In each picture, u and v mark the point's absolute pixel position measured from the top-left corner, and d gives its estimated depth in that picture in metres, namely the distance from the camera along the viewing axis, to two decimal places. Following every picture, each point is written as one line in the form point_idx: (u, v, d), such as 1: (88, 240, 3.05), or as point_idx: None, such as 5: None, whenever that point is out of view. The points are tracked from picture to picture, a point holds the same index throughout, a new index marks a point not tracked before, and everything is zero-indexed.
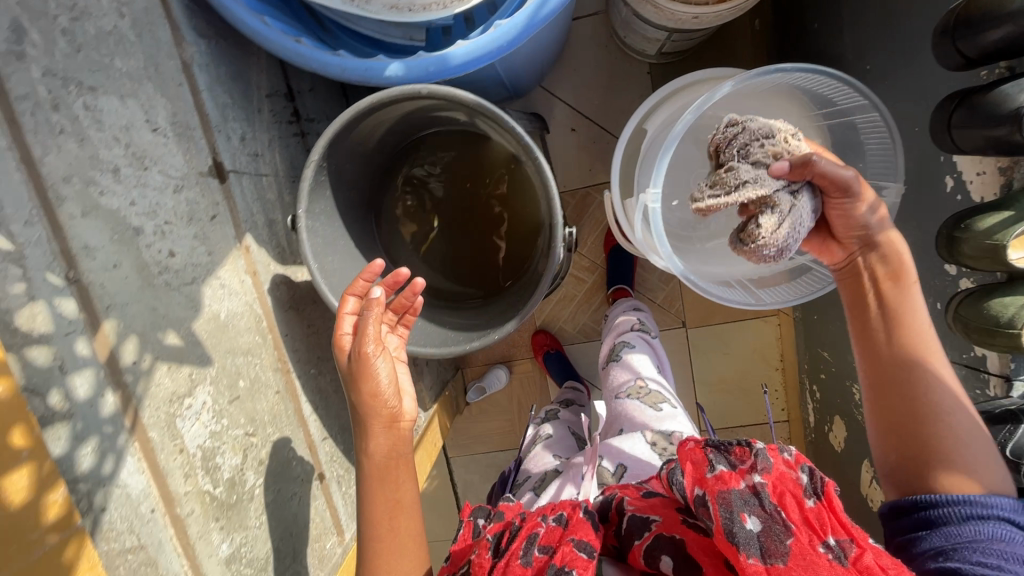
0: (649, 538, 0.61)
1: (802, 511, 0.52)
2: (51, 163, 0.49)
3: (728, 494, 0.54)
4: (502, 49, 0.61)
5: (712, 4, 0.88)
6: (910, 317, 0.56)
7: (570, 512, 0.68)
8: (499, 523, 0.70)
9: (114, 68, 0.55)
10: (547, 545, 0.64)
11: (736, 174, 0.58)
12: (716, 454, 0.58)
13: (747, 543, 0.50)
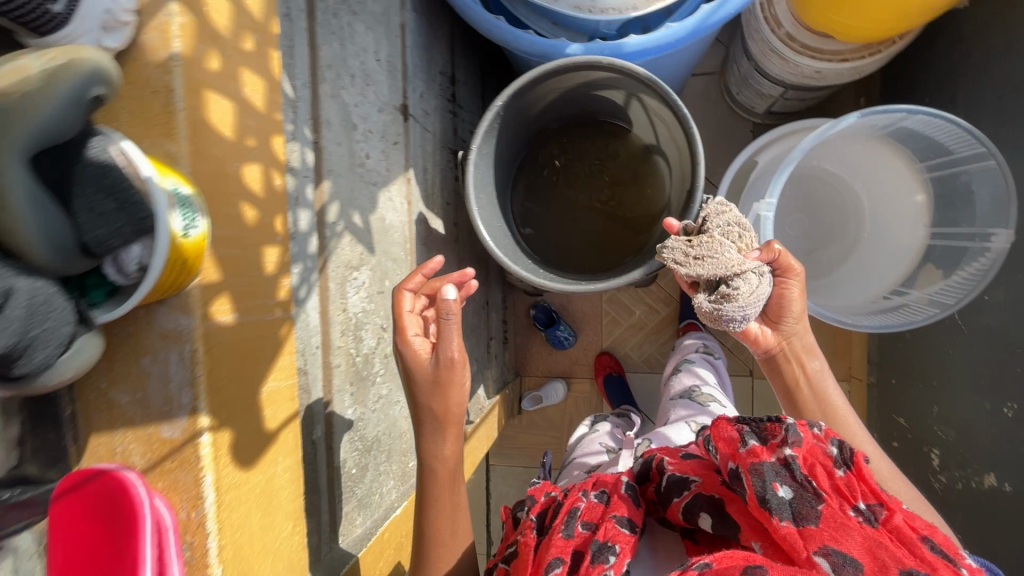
0: (689, 496, 0.60)
1: (833, 480, 0.52)
2: (325, 50, 0.61)
3: (761, 467, 0.53)
4: (668, 47, 0.75)
5: (837, 62, 0.99)
6: (828, 397, 0.70)
7: (612, 488, 0.66)
8: (540, 502, 0.69)
9: (368, 4, 0.70)
10: (589, 522, 0.61)
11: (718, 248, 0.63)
12: (747, 429, 0.57)
13: (780, 509, 0.50)
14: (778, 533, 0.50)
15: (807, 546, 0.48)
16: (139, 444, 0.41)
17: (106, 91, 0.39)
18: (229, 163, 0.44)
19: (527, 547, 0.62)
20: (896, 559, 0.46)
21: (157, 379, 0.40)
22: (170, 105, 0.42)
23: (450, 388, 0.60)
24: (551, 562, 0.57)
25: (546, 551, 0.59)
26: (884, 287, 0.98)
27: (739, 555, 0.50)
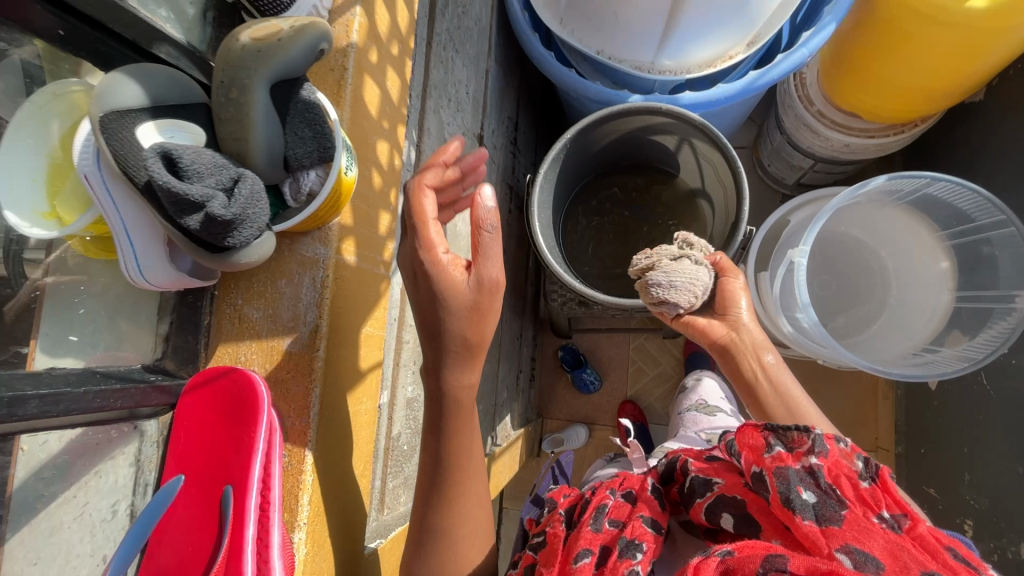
0: (711, 498, 0.59)
1: (857, 490, 0.52)
2: (435, 71, 0.73)
3: (785, 471, 0.54)
4: (717, 102, 0.87)
5: (865, 137, 1.09)
6: (785, 388, 0.69)
7: (638, 490, 0.65)
8: (568, 499, 0.68)
9: (467, 44, 0.83)
10: (617, 519, 0.60)
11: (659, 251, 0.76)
12: (772, 434, 0.57)
13: (803, 510, 0.51)
14: (800, 532, 0.50)
15: (828, 544, 0.48)
16: (259, 354, 0.50)
17: (328, 47, 0.42)
18: (370, 136, 0.54)
19: (556, 538, 0.60)
20: (917, 561, 0.46)
21: (288, 298, 0.50)
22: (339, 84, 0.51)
23: (486, 317, 0.54)
24: (580, 553, 0.56)
25: (575, 542, 0.58)
26: (914, 346, 1.02)
27: (760, 546, 0.48)
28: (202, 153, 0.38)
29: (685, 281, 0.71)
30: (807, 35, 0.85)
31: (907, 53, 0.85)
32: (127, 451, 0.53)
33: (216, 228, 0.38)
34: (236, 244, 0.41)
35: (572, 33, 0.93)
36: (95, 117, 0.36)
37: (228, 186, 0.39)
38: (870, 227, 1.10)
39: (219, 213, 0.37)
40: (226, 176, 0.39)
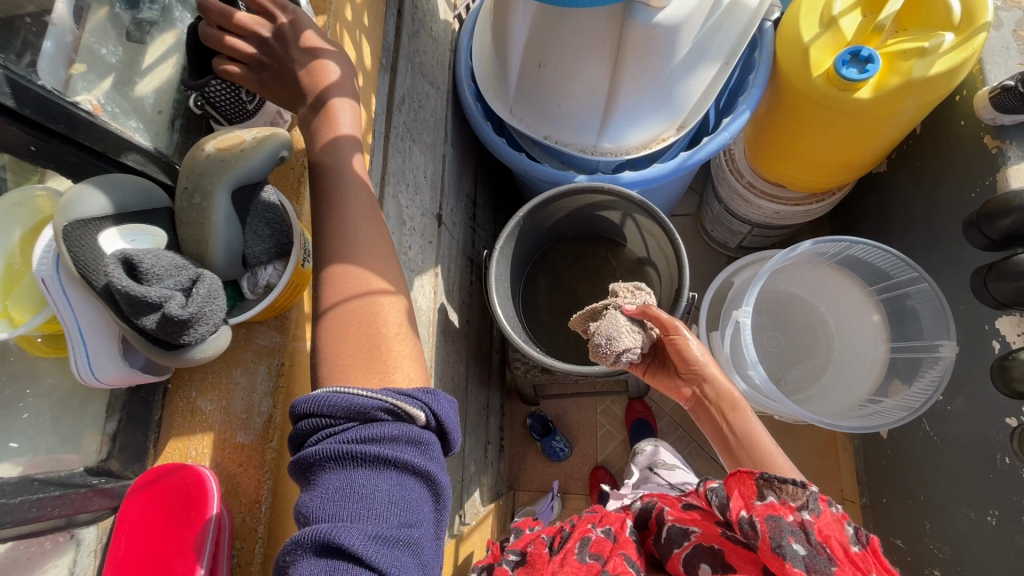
0: (688, 547, 0.69)
1: (846, 552, 0.55)
2: (395, 161, 0.78)
3: (778, 521, 0.58)
4: (654, 180, 0.95)
5: (791, 204, 1.20)
6: (754, 437, 0.74)
7: (617, 529, 0.77)
8: (554, 530, 0.81)
9: (424, 135, 0.89)
10: (597, 553, 0.72)
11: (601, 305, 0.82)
12: (765, 483, 0.62)
13: (792, 558, 0.55)
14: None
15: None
16: (213, 448, 0.55)
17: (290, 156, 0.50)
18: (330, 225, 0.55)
19: (548, 565, 0.72)
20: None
21: (243, 388, 0.57)
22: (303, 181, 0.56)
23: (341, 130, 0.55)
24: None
25: (562, 568, 0.70)
26: (861, 398, 1.06)
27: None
28: (162, 254, 0.42)
29: (619, 329, 0.77)
30: (727, 121, 0.95)
31: (810, 135, 0.97)
32: (61, 563, 0.54)
33: (173, 325, 0.41)
34: (193, 338, 0.42)
35: (520, 120, 1.02)
36: (60, 226, 0.41)
37: (186, 287, 0.42)
38: (806, 284, 1.18)
39: (175, 312, 0.40)
40: (185, 276, 0.42)
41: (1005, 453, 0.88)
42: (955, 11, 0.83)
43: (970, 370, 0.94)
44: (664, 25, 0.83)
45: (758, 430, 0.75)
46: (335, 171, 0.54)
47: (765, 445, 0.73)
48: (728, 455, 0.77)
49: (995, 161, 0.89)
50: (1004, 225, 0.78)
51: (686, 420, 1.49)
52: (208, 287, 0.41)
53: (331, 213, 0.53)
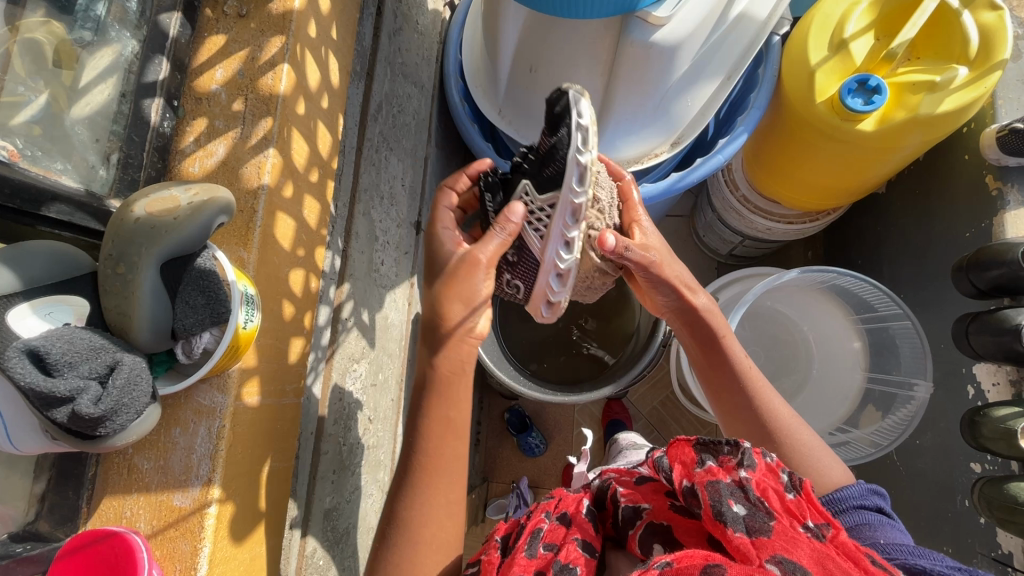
0: (642, 526, 0.57)
1: (784, 501, 0.48)
2: (368, 175, 0.73)
3: (716, 485, 0.50)
4: (642, 200, 0.92)
5: (784, 222, 1.17)
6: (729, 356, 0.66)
7: (572, 511, 0.62)
8: (503, 526, 0.64)
9: (403, 141, 0.84)
10: (552, 543, 0.57)
11: None
12: (702, 448, 0.54)
13: (733, 523, 0.46)
14: (730, 545, 0.45)
15: (758, 556, 0.43)
16: (147, 508, 0.44)
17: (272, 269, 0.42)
18: (284, 267, 0.51)
19: (490, 564, 0.55)
20: (843, 569, 0.41)
21: (182, 449, 0.44)
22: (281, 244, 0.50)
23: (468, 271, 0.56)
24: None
25: (508, 570, 0.54)
26: (831, 425, 1.06)
27: (699, 555, 0.44)
28: (78, 336, 0.35)
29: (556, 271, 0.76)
30: (723, 142, 0.92)
31: (807, 158, 0.93)
32: None
33: (82, 425, 0.34)
34: (107, 435, 0.36)
35: (509, 123, 0.97)
36: None
37: (103, 374, 0.36)
38: (793, 304, 1.16)
39: (83, 413, 0.34)
40: (103, 361, 0.35)
41: (965, 495, 0.88)
42: (973, 44, 0.78)
43: (941, 411, 0.94)
44: (663, 45, 0.78)
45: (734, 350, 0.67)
46: (287, 208, 0.50)
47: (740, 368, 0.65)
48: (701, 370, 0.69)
49: (993, 204, 0.87)
50: (993, 276, 0.76)
51: (661, 423, 1.46)
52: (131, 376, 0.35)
53: (280, 256, 0.50)
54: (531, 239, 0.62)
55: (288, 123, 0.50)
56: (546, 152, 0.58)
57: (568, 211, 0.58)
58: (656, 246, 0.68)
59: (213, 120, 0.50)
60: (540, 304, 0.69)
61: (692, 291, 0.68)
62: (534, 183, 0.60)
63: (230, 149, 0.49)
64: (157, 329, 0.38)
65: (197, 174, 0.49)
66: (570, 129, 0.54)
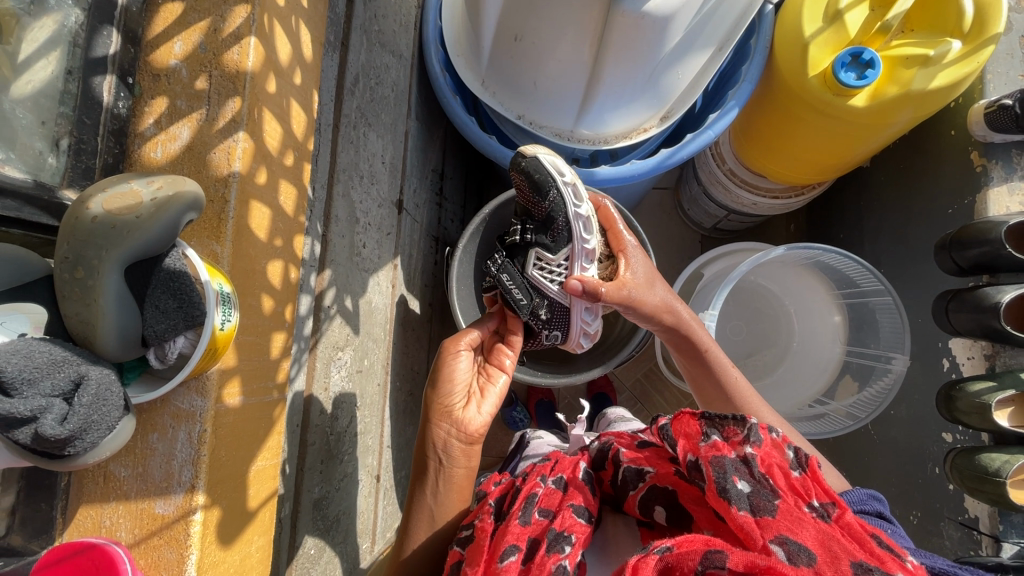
0: (644, 488, 0.58)
1: (789, 480, 0.48)
2: (347, 154, 0.69)
3: (721, 460, 0.50)
4: (631, 177, 0.91)
5: (769, 197, 1.16)
6: (724, 372, 0.74)
7: (569, 476, 0.62)
8: (499, 489, 0.64)
9: (382, 116, 0.80)
10: (546, 509, 0.57)
11: (544, 260, 0.75)
12: (708, 423, 0.54)
13: (738, 501, 0.46)
14: (734, 523, 0.46)
15: (762, 535, 0.44)
16: (128, 517, 0.42)
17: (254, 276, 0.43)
18: (260, 259, 0.48)
19: (482, 532, 0.55)
20: (848, 552, 0.42)
21: (161, 455, 0.42)
22: (256, 238, 0.47)
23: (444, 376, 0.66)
24: (506, 550, 0.51)
25: (501, 538, 0.53)
26: (810, 397, 1.09)
27: (699, 540, 0.44)
28: (37, 350, 0.32)
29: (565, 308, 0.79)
30: (714, 116, 0.89)
31: (795, 132, 0.92)
32: None
33: (47, 445, 0.32)
34: (75, 454, 0.34)
35: (493, 95, 0.93)
36: None
37: (68, 392, 0.33)
38: (776, 279, 1.17)
39: (47, 434, 0.31)
40: (68, 377, 0.33)
41: (936, 463, 0.91)
42: (968, 17, 0.76)
43: (916, 383, 0.97)
44: (654, 15, 0.74)
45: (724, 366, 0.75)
46: (260, 196, 0.47)
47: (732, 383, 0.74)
48: (695, 384, 0.77)
49: (978, 180, 0.87)
50: (975, 254, 0.77)
51: (645, 395, 1.48)
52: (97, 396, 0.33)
53: (255, 248, 0.47)
54: (553, 288, 0.76)
55: (259, 103, 0.46)
56: (543, 221, 0.74)
57: (582, 254, 0.74)
58: (634, 278, 0.72)
59: (175, 99, 0.46)
60: (579, 338, 0.84)
61: (671, 312, 0.73)
62: (547, 241, 0.74)
63: (195, 133, 0.45)
64: (125, 339, 0.35)
65: (160, 160, 0.45)
66: (560, 189, 0.71)
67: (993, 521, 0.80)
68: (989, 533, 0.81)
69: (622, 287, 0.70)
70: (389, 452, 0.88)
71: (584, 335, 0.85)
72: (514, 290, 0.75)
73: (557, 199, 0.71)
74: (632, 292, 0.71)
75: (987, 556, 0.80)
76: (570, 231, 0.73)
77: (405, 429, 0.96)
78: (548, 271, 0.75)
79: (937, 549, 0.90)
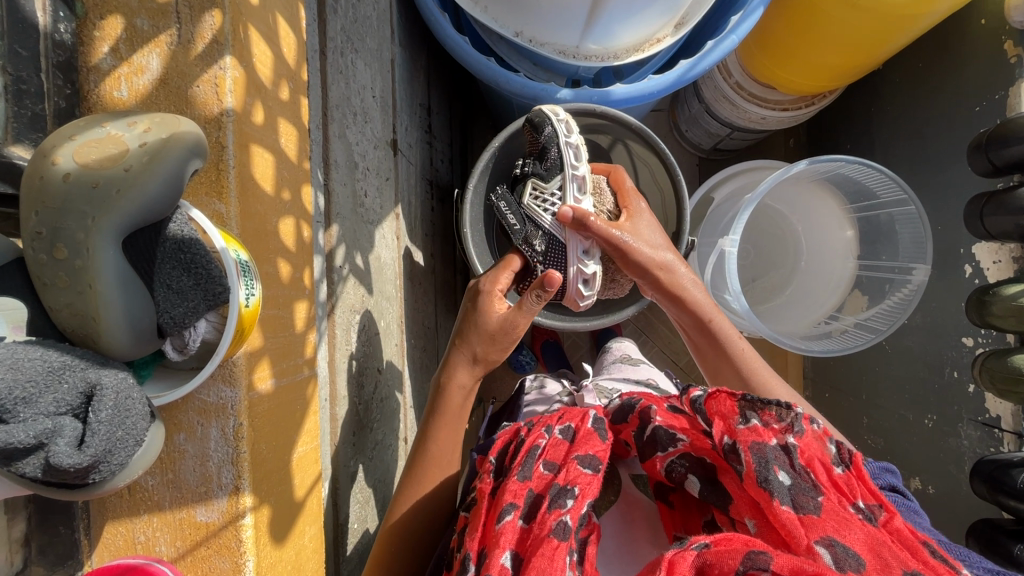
0: (673, 454, 0.48)
1: (830, 475, 0.41)
2: (336, 89, 0.59)
3: (761, 447, 0.42)
4: (649, 96, 0.83)
5: (779, 110, 1.08)
6: (731, 343, 0.64)
7: (577, 423, 0.53)
8: (500, 438, 0.54)
9: (367, 41, 0.69)
10: (552, 462, 0.48)
11: (542, 189, 0.69)
12: (747, 405, 0.44)
13: (779, 494, 0.40)
14: (774, 518, 0.40)
15: (806, 535, 0.38)
16: (167, 529, 0.37)
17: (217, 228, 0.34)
18: (270, 217, 0.40)
19: (481, 494, 0.47)
20: (899, 560, 0.36)
21: (193, 457, 0.36)
22: (263, 193, 0.39)
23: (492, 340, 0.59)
24: (503, 510, 0.44)
25: (498, 496, 0.46)
26: (822, 314, 1.09)
27: (739, 538, 0.38)
28: (26, 359, 0.27)
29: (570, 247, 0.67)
30: (735, 19, 0.81)
31: (818, 31, 0.85)
32: None
33: (63, 476, 0.27)
34: (101, 479, 0.29)
35: (485, 10, 0.81)
36: None
37: (80, 405, 0.29)
38: (787, 199, 1.13)
39: (63, 465, 0.26)
40: (76, 388, 0.28)
41: (955, 368, 0.92)
42: None
43: (934, 291, 0.96)
44: None
45: (733, 339, 0.65)
46: (259, 140, 0.38)
47: (743, 357, 0.64)
48: (706, 362, 0.67)
49: (1011, 73, 0.82)
50: (1013, 153, 0.74)
51: (650, 326, 1.35)
52: (114, 410, 0.28)
53: (262, 206, 0.39)
54: (546, 218, 0.68)
55: (242, 18, 0.36)
56: (537, 153, 0.70)
57: (574, 183, 0.67)
58: (632, 227, 0.67)
59: (132, 17, 0.36)
60: (577, 284, 0.69)
61: (668, 271, 0.66)
62: (541, 171, 0.69)
63: (168, 62, 0.36)
64: (139, 334, 0.30)
65: (127, 100, 0.36)
66: (554, 126, 0.69)
67: (1016, 420, 0.82)
68: (1011, 431, 0.83)
69: (613, 228, 0.64)
70: (412, 412, 0.83)
71: (582, 281, 0.69)
72: (509, 216, 0.70)
73: (554, 129, 0.68)
74: (624, 234, 0.64)
75: (1009, 452, 0.82)
76: (561, 168, 0.68)
77: (424, 386, 0.91)
78: (542, 201, 0.68)
79: (954, 449, 0.92)
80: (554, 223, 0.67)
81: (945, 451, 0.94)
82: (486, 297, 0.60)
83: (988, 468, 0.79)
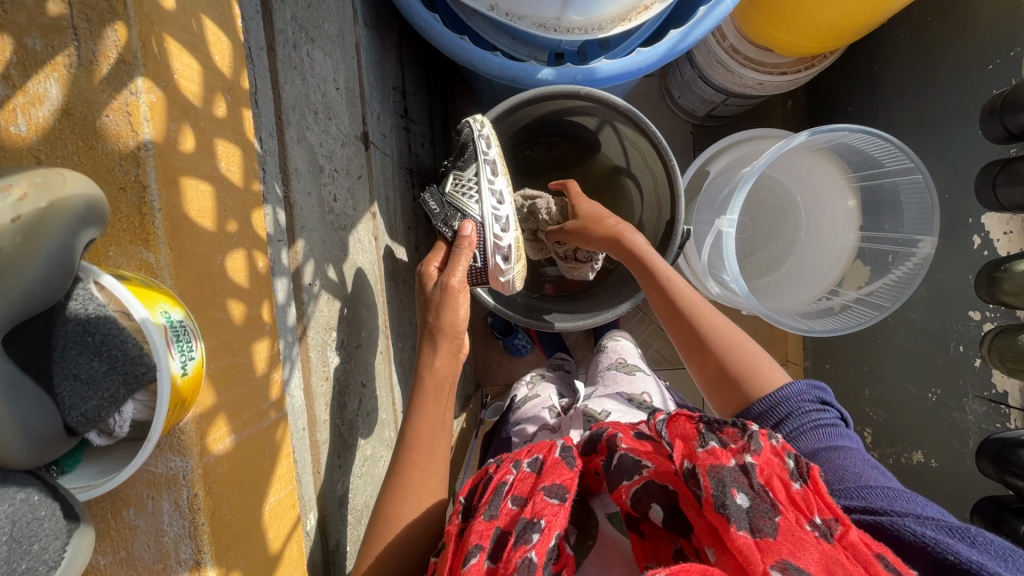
0: (638, 483, 0.46)
1: (788, 492, 0.39)
2: (289, 90, 0.53)
3: (718, 470, 0.41)
4: (638, 71, 0.77)
5: (778, 75, 1.00)
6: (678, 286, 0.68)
7: (545, 454, 0.50)
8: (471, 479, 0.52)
9: (325, 29, 0.62)
10: (519, 497, 0.46)
11: (461, 180, 0.70)
12: (706, 427, 0.45)
13: (736, 518, 0.38)
14: (731, 544, 0.38)
15: (762, 561, 0.36)
16: None
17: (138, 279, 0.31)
18: (215, 257, 0.35)
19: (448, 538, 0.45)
20: None
21: (145, 533, 0.33)
22: (202, 231, 0.34)
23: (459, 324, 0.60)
24: (469, 552, 0.41)
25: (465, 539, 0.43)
26: (823, 289, 1.05)
27: (696, 570, 0.36)
28: None
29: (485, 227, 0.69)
30: None
31: None
32: None
33: None
34: None
35: None
36: None
37: None
38: (786, 169, 1.07)
39: None
40: None
41: (960, 342, 0.90)
42: None
43: (939, 263, 0.92)
44: None
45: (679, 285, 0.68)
46: (192, 173, 0.34)
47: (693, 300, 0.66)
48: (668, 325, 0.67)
49: None
50: None
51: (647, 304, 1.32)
52: (22, 529, 0.28)
53: (202, 248, 0.34)
54: (470, 203, 0.69)
55: (155, 31, 0.31)
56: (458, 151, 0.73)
57: (488, 169, 0.70)
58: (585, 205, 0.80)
59: (20, 35, 0.30)
60: (495, 256, 0.70)
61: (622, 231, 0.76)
62: (458, 165, 0.71)
63: (72, 90, 0.30)
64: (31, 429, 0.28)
65: (26, 137, 0.31)
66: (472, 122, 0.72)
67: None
68: (1018, 406, 0.81)
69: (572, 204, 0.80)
70: (402, 418, 0.80)
71: (501, 255, 0.70)
72: (430, 204, 0.70)
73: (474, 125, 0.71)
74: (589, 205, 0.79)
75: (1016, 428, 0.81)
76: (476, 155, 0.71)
77: None
78: (462, 188, 0.69)
79: (958, 423, 0.91)
80: (471, 205, 0.69)
81: (947, 424, 0.93)
82: (420, 275, 0.64)
83: (995, 447, 0.77)
